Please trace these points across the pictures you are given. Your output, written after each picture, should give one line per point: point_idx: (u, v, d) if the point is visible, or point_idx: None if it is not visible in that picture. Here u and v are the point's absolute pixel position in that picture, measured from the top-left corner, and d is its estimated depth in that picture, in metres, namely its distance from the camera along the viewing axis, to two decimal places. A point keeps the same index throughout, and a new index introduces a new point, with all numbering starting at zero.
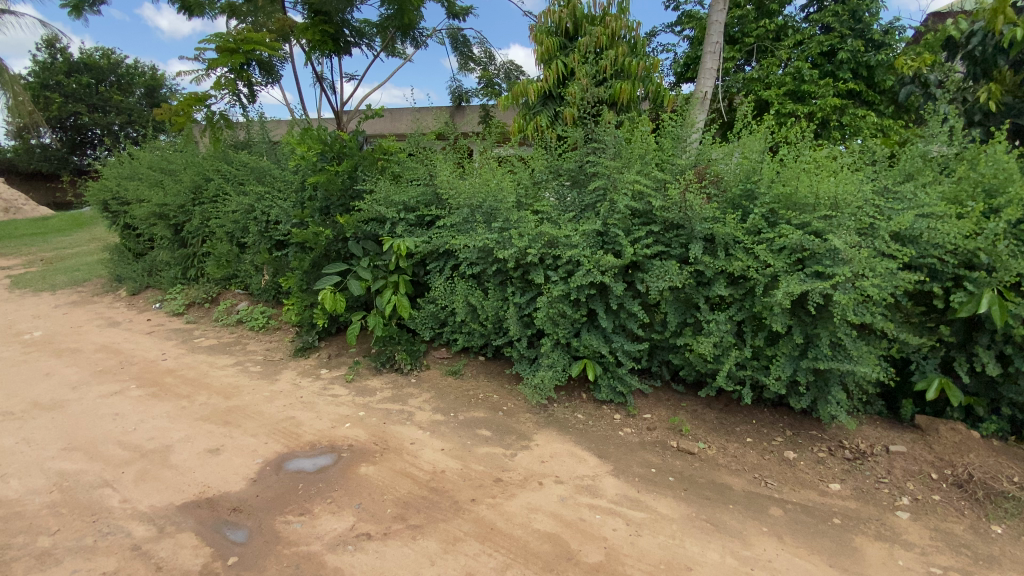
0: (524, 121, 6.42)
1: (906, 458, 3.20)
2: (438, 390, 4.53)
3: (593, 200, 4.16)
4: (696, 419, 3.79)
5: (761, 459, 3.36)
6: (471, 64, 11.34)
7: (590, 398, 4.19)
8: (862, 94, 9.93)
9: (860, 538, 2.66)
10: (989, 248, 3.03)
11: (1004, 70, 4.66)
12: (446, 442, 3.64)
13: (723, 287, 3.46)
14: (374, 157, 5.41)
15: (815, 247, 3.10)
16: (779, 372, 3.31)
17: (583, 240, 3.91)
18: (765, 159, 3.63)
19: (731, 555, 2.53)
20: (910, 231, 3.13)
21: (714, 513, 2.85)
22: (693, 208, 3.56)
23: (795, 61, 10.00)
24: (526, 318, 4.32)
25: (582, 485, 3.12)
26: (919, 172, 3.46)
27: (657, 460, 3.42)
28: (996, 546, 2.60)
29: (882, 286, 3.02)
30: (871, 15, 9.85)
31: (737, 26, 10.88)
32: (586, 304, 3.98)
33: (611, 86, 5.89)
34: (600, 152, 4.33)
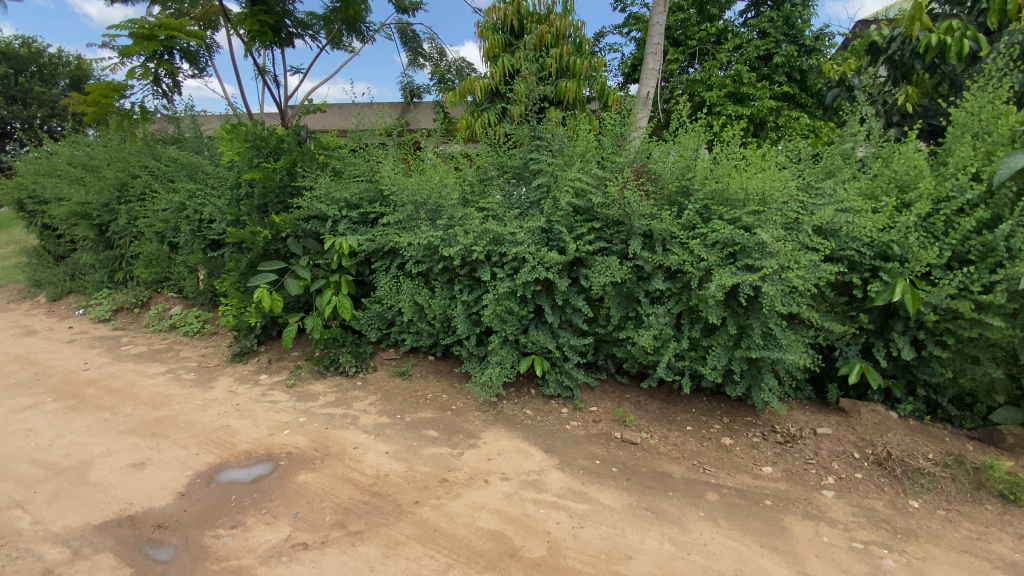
0: (472, 118, 6.38)
1: (832, 440, 3.37)
2: (384, 392, 4.42)
3: (537, 197, 4.18)
4: (640, 410, 3.88)
5: (700, 446, 3.48)
6: (422, 60, 11.17)
7: (539, 393, 4.21)
8: (797, 96, 10.46)
9: (790, 517, 2.79)
10: (901, 241, 3.22)
11: (921, 73, 5.02)
12: (391, 445, 3.56)
13: (662, 281, 3.55)
14: (315, 153, 5.23)
15: (745, 241, 3.23)
16: (714, 362, 3.44)
17: (528, 237, 3.90)
18: (700, 157, 3.75)
19: (669, 541, 2.59)
20: (831, 225, 3.31)
21: (654, 501, 2.92)
22: (631, 205, 3.64)
23: (735, 64, 10.43)
24: (474, 317, 4.26)
25: (528, 481, 3.12)
26: (839, 170, 3.66)
27: (602, 452, 3.46)
28: (912, 519, 2.78)
29: (807, 278, 3.18)
30: (803, 22, 10.41)
31: (680, 29, 11.20)
32: (532, 301, 3.99)
33: (557, 84, 5.99)
34: (544, 149, 4.35)
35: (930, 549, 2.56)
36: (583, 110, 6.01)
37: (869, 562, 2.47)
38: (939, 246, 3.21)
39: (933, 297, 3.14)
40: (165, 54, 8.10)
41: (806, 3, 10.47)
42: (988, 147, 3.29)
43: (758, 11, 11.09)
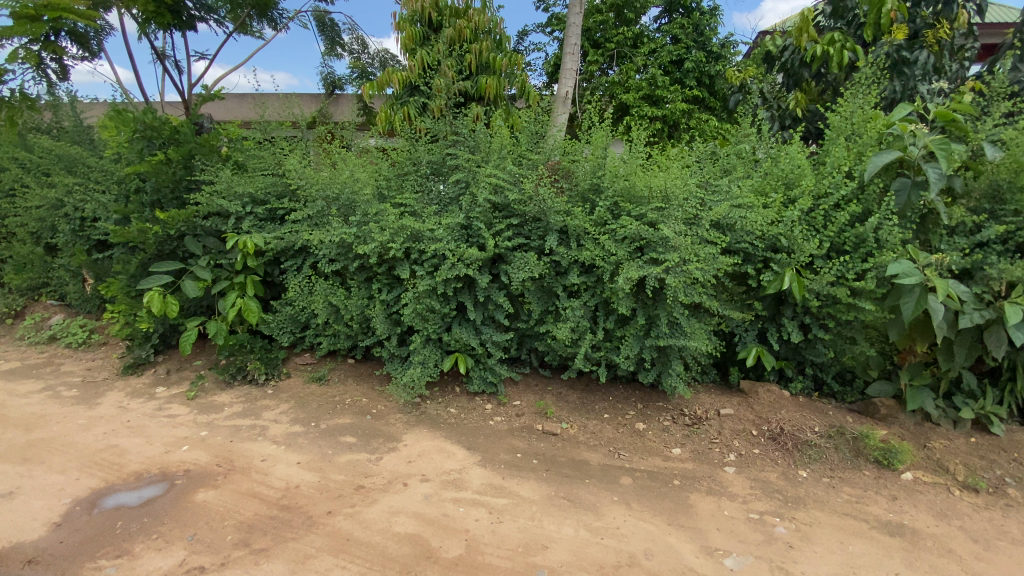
0: (392, 111, 6.18)
1: (733, 419, 3.62)
2: (298, 399, 4.20)
3: (455, 193, 4.13)
4: (560, 401, 3.97)
5: (615, 433, 3.62)
6: (340, 49, 10.69)
7: (463, 391, 4.17)
8: (706, 100, 11.12)
9: (695, 495, 2.97)
10: (788, 233, 3.52)
11: (809, 82, 5.50)
12: (303, 455, 3.39)
13: (577, 275, 3.65)
14: (212, 143, 4.80)
15: (651, 236, 3.39)
16: (627, 351, 3.59)
17: (447, 234, 3.82)
18: (610, 155, 3.88)
19: (584, 527, 2.66)
20: (727, 220, 3.55)
21: (571, 490, 3.00)
22: (546, 201, 3.70)
23: (650, 68, 10.92)
24: (394, 316, 4.14)
25: (447, 480, 3.08)
26: (734, 168, 3.94)
27: (523, 445, 3.50)
28: (801, 488, 3.05)
29: (706, 270, 3.39)
30: (710, 30, 11.09)
31: (599, 31, 11.56)
32: (454, 298, 3.93)
33: (478, 81, 5.96)
34: (461, 145, 4.30)
35: (815, 514, 2.82)
36: (505, 107, 6.01)
37: (763, 530, 2.68)
38: (820, 238, 3.52)
39: (815, 285, 3.45)
40: (50, 35, 7.15)
41: (713, 13, 11.15)
42: (859, 148, 3.63)
43: (671, 17, 11.54)
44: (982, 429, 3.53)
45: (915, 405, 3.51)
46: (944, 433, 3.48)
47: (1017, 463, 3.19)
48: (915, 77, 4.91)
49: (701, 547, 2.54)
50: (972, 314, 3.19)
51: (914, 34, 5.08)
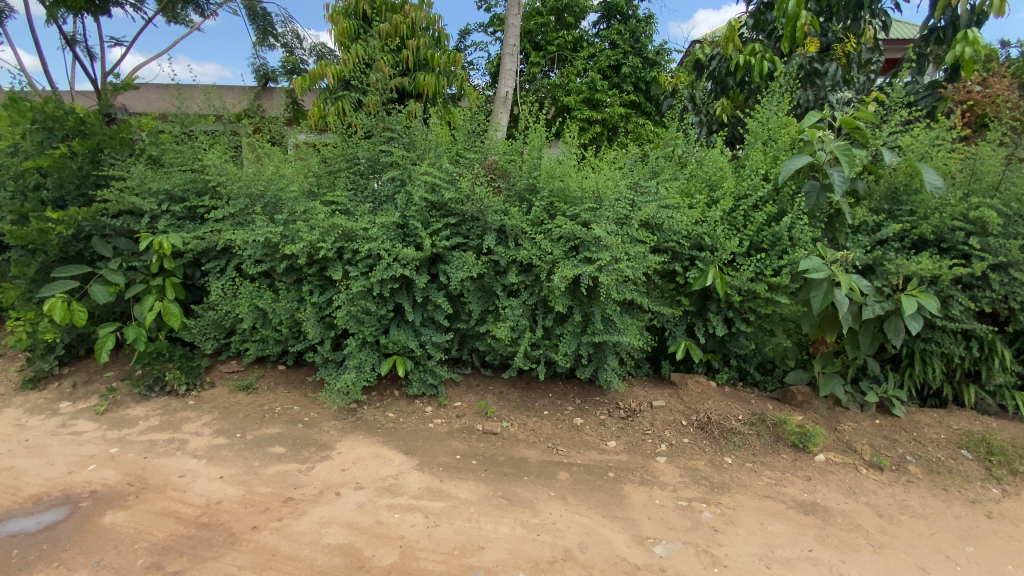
0: (326, 106, 5.96)
1: (665, 411, 3.76)
2: (223, 410, 3.96)
3: (390, 191, 4.02)
4: (501, 400, 3.97)
5: (554, 429, 3.67)
6: (272, 40, 10.18)
7: (402, 394, 4.08)
8: (642, 105, 11.48)
9: (629, 486, 3.06)
10: (711, 233, 3.71)
11: (734, 89, 5.81)
12: (227, 469, 3.19)
13: (515, 275, 3.66)
14: (123, 136, 4.44)
15: (584, 235, 3.47)
16: (565, 348, 3.65)
17: (382, 233, 3.70)
18: (545, 156, 3.93)
19: (521, 525, 2.67)
20: (656, 220, 3.69)
21: (509, 488, 3.00)
22: (483, 201, 3.69)
23: (590, 72, 11.16)
24: (328, 319, 3.99)
25: (383, 487, 3.00)
26: (663, 170, 4.10)
27: (463, 447, 3.47)
28: (726, 474, 3.21)
29: (637, 268, 3.50)
30: (646, 37, 11.48)
31: (540, 34, 11.72)
32: (391, 299, 3.83)
33: (416, 77, 5.86)
34: (395, 142, 4.19)
35: (739, 498, 2.97)
36: (443, 105, 5.95)
37: (691, 516, 2.79)
38: (741, 236, 3.73)
39: (737, 281, 3.66)
40: None
41: (648, 21, 11.55)
42: (774, 152, 3.88)
43: (609, 23, 11.85)
44: (885, 411, 3.84)
45: (826, 391, 3.77)
46: (853, 416, 3.76)
47: (915, 441, 3.50)
48: (826, 88, 5.30)
49: (634, 536, 2.62)
50: (874, 305, 3.44)
51: (825, 47, 5.49)
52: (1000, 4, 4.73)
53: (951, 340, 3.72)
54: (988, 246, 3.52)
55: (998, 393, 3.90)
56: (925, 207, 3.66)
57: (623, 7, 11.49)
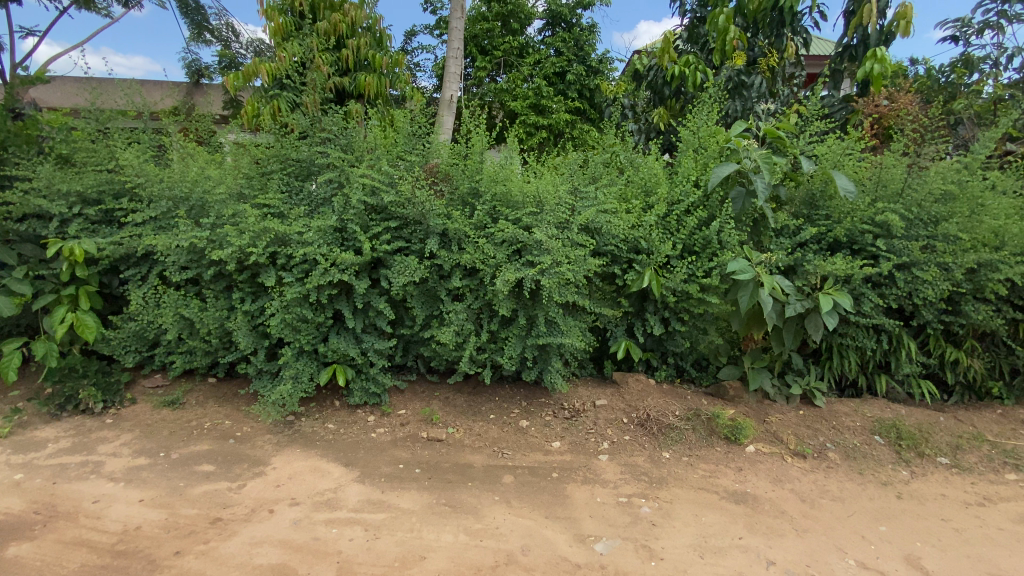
0: (260, 104, 5.71)
1: (608, 410, 3.84)
2: (146, 428, 3.69)
3: (327, 193, 3.88)
4: (446, 406, 3.92)
5: (500, 432, 3.67)
6: (206, 35, 9.65)
7: (343, 404, 3.95)
8: (587, 112, 11.74)
9: (571, 485, 3.11)
10: (647, 236, 3.84)
11: (670, 98, 6.06)
12: (148, 491, 2.97)
13: (459, 279, 3.63)
14: (29, 133, 4.14)
15: (526, 239, 3.51)
16: (510, 351, 3.66)
17: (319, 237, 3.56)
18: (487, 160, 3.94)
19: (464, 532, 2.64)
20: (595, 224, 3.77)
21: (453, 495, 2.97)
22: (424, 204, 3.63)
23: (536, 77, 11.29)
24: (261, 327, 3.81)
25: (320, 501, 2.89)
26: (601, 174, 4.20)
27: (406, 456, 3.39)
28: (665, 468, 3.33)
29: (577, 270, 3.56)
30: (590, 45, 11.76)
31: (486, 39, 11.79)
32: (329, 306, 3.70)
33: (356, 78, 5.72)
34: (332, 142, 4.06)
35: (676, 492, 3.08)
36: (386, 106, 5.83)
37: (630, 512, 2.87)
38: (675, 240, 3.88)
39: (672, 283, 3.80)
40: None
41: (591, 30, 11.84)
42: (704, 160, 4.07)
43: (554, 30, 12.07)
44: (808, 402, 4.10)
45: (755, 384, 3.99)
46: (779, 407, 3.99)
47: (834, 429, 3.75)
48: (752, 99, 5.61)
49: (575, 535, 2.65)
50: (795, 304, 3.67)
51: (752, 61, 5.81)
52: (904, 26, 5.18)
53: (863, 335, 4.02)
54: (892, 247, 3.83)
55: (906, 381, 4.24)
56: (838, 212, 3.96)
57: (567, 16, 11.73)
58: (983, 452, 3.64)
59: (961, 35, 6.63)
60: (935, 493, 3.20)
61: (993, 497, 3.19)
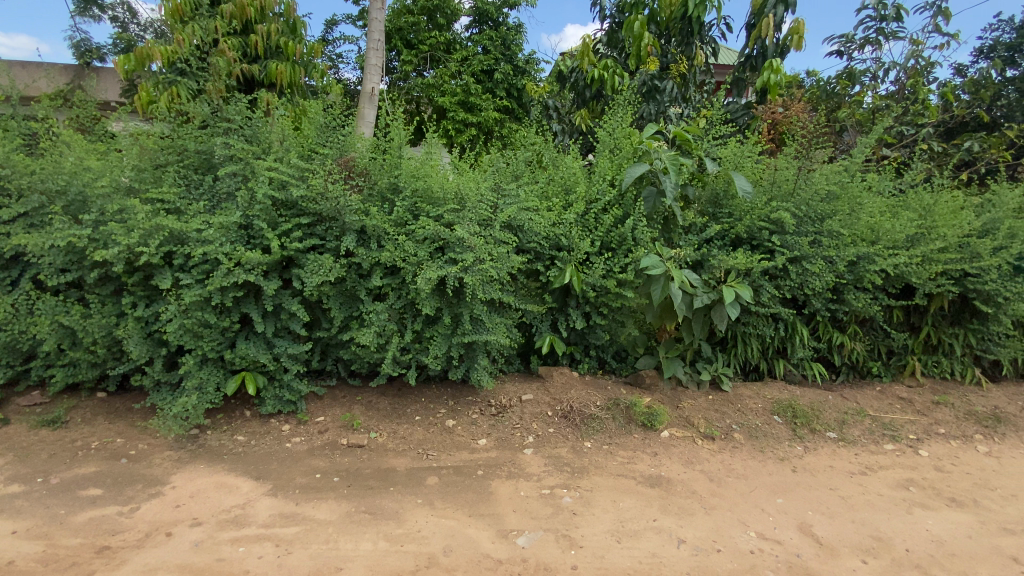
0: (156, 91, 5.22)
1: (533, 404, 3.89)
2: (20, 451, 3.27)
3: (230, 187, 3.61)
4: (369, 410, 3.78)
5: (426, 433, 3.61)
6: (94, 10, 8.69)
7: (255, 414, 3.71)
8: (515, 111, 11.80)
9: (496, 481, 3.12)
10: (567, 234, 3.93)
11: (591, 100, 6.25)
12: (21, 522, 2.63)
13: (379, 277, 3.52)
14: None
15: (448, 236, 3.46)
16: (434, 351, 3.60)
17: (221, 235, 3.31)
18: (407, 155, 3.84)
19: (384, 539, 2.56)
20: (517, 222, 3.80)
21: (374, 502, 2.87)
22: (339, 201, 3.47)
23: (463, 74, 11.20)
24: (158, 334, 3.49)
25: (226, 519, 2.69)
26: (523, 172, 4.24)
27: (324, 464, 3.24)
28: (587, 458, 3.43)
29: (500, 268, 3.57)
30: (516, 45, 11.84)
31: (412, 32, 11.58)
32: (236, 309, 3.45)
33: (267, 66, 5.38)
34: (235, 133, 3.78)
35: (596, 480, 3.18)
36: (300, 97, 5.53)
37: (552, 503, 2.92)
38: (594, 237, 4.00)
39: (591, 278, 3.92)
40: None
41: (517, 29, 11.93)
42: (619, 160, 4.23)
43: (481, 28, 12.04)
44: (717, 387, 4.38)
45: (669, 372, 4.21)
46: (691, 393, 4.23)
47: (740, 411, 4.04)
48: (665, 103, 5.91)
49: (498, 531, 2.66)
50: (703, 296, 3.90)
51: (665, 66, 6.11)
52: (797, 40, 5.66)
53: (763, 323, 4.36)
54: (786, 242, 4.18)
55: (801, 364, 4.66)
56: (739, 210, 4.26)
57: (494, 14, 11.74)
58: (864, 425, 4.07)
59: (845, 50, 7.36)
60: (825, 465, 3.54)
61: (872, 466, 3.58)
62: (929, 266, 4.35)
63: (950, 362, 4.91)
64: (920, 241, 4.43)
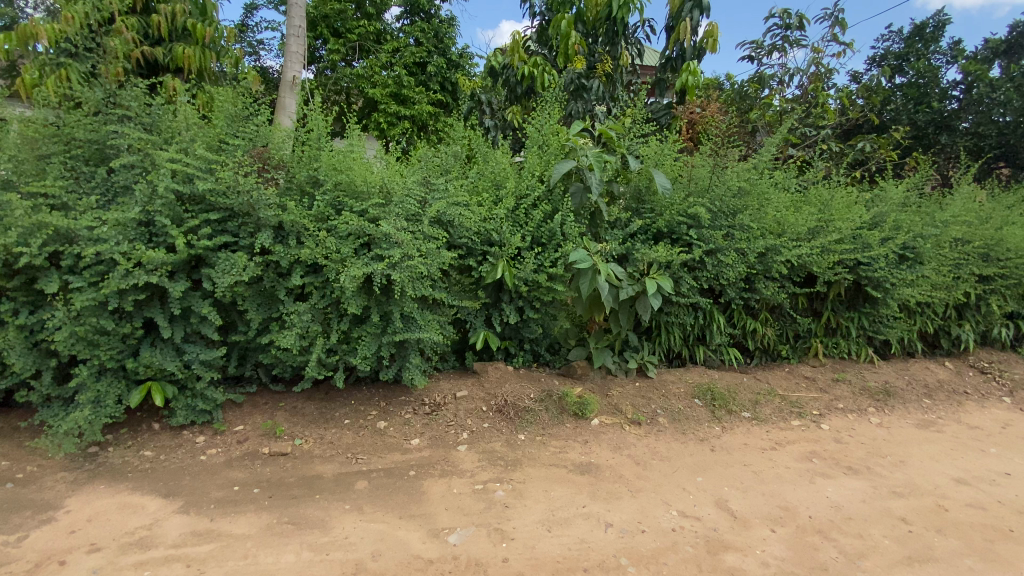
0: (40, 74, 4.68)
1: (467, 400, 3.88)
2: None
3: (128, 180, 3.30)
4: (294, 416, 3.62)
5: (356, 437, 3.50)
6: None
7: (165, 427, 3.44)
8: (449, 105, 11.67)
9: (428, 481, 3.08)
10: (498, 229, 3.94)
11: (522, 96, 6.30)
12: None
13: (301, 276, 3.36)
14: None
15: (373, 232, 3.35)
16: (363, 351, 3.48)
17: (116, 233, 3.02)
18: (328, 148, 3.68)
19: (308, 548, 2.46)
20: (447, 217, 3.75)
21: (298, 511, 2.75)
22: (254, 195, 3.27)
23: (395, 65, 10.91)
24: (45, 344, 3.16)
25: (129, 542, 2.47)
26: (453, 167, 4.20)
27: (243, 476, 3.06)
28: (520, 450, 3.47)
29: (430, 264, 3.50)
30: (449, 38, 11.68)
31: (339, 20, 11.13)
32: (138, 314, 3.18)
33: (172, 49, 4.95)
34: (132, 121, 3.46)
35: (528, 471, 3.22)
36: (211, 84, 5.13)
37: (485, 498, 2.93)
38: (524, 232, 4.03)
39: (523, 272, 3.95)
40: None
41: (450, 22, 11.77)
42: (547, 156, 4.29)
43: (412, 19, 11.76)
44: (643, 374, 4.58)
45: (599, 362, 4.34)
46: (620, 381, 4.40)
47: (664, 396, 4.24)
48: (592, 101, 6.07)
49: (429, 531, 2.63)
50: (628, 288, 4.04)
51: (592, 65, 6.26)
52: (712, 44, 5.98)
53: (684, 312, 4.61)
54: (702, 236, 4.43)
55: (719, 350, 4.96)
56: (660, 205, 4.46)
57: (425, 6, 11.50)
58: (775, 404, 4.40)
59: (756, 56, 7.87)
60: (740, 443, 3.79)
61: (781, 441, 3.88)
62: (827, 256, 4.76)
63: (848, 343, 5.42)
64: (820, 233, 4.83)
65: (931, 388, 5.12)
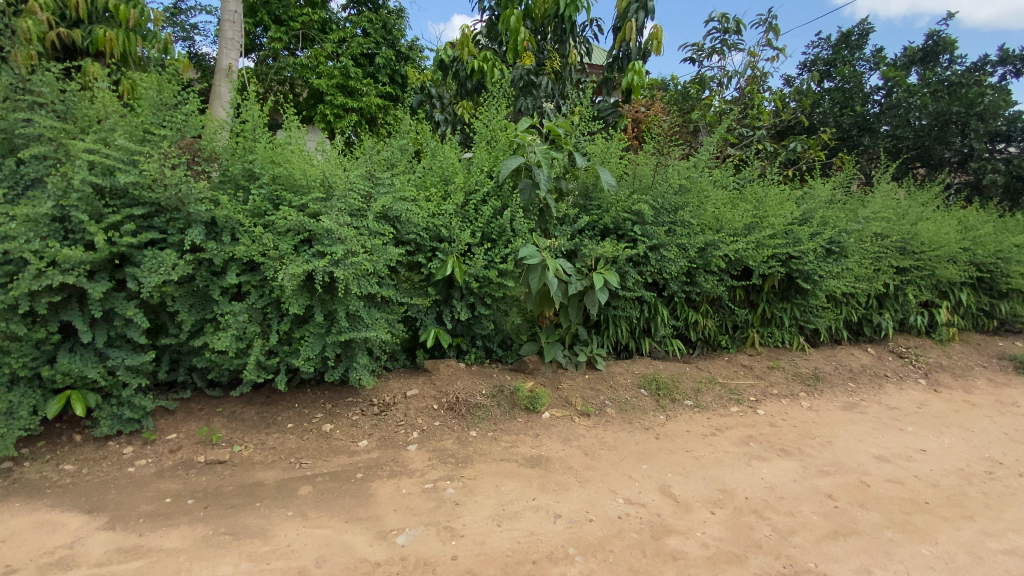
0: None
1: (418, 399, 3.84)
2: None
3: (39, 171, 3.04)
4: (232, 422, 3.46)
5: (300, 441, 3.39)
6: None
7: (87, 438, 3.21)
8: (399, 98, 11.45)
9: (376, 482, 3.03)
10: (447, 225, 3.90)
11: (472, 91, 6.26)
12: None
13: (237, 275, 3.21)
14: None
15: (314, 228, 3.24)
16: (307, 352, 3.36)
17: (26, 229, 2.78)
18: (265, 140, 3.52)
19: (247, 559, 2.36)
20: (393, 212, 3.68)
21: (236, 520, 2.63)
22: (184, 189, 3.08)
23: (342, 56, 10.56)
24: None
25: (46, 564, 2.29)
26: (400, 161, 4.12)
27: (176, 487, 2.90)
28: (471, 447, 3.47)
29: (376, 261, 3.43)
30: (398, 30, 11.42)
31: (281, 7, 10.65)
32: (54, 318, 2.94)
33: (91, 31, 4.59)
34: (43, 107, 3.18)
35: (479, 468, 3.23)
36: (136, 71, 4.78)
37: (434, 497, 2.91)
38: (473, 227, 4.02)
39: (472, 268, 3.93)
40: None
41: (400, 14, 11.52)
42: (496, 152, 4.29)
43: (359, 9, 11.41)
44: (592, 367, 4.68)
45: (549, 357, 4.40)
46: (570, 374, 4.47)
47: (612, 387, 4.35)
48: (541, 98, 6.12)
49: (376, 533, 2.58)
50: (575, 283, 4.11)
51: (541, 62, 6.31)
52: (656, 46, 6.15)
53: (630, 306, 4.74)
54: (646, 231, 4.57)
55: (664, 341, 5.14)
56: (606, 202, 4.56)
57: None
58: (716, 392, 4.61)
59: (697, 58, 8.17)
60: (683, 431, 3.95)
61: (721, 427, 4.07)
62: (762, 250, 5.02)
63: (782, 332, 5.74)
64: (756, 228, 5.08)
65: (855, 372, 5.51)
